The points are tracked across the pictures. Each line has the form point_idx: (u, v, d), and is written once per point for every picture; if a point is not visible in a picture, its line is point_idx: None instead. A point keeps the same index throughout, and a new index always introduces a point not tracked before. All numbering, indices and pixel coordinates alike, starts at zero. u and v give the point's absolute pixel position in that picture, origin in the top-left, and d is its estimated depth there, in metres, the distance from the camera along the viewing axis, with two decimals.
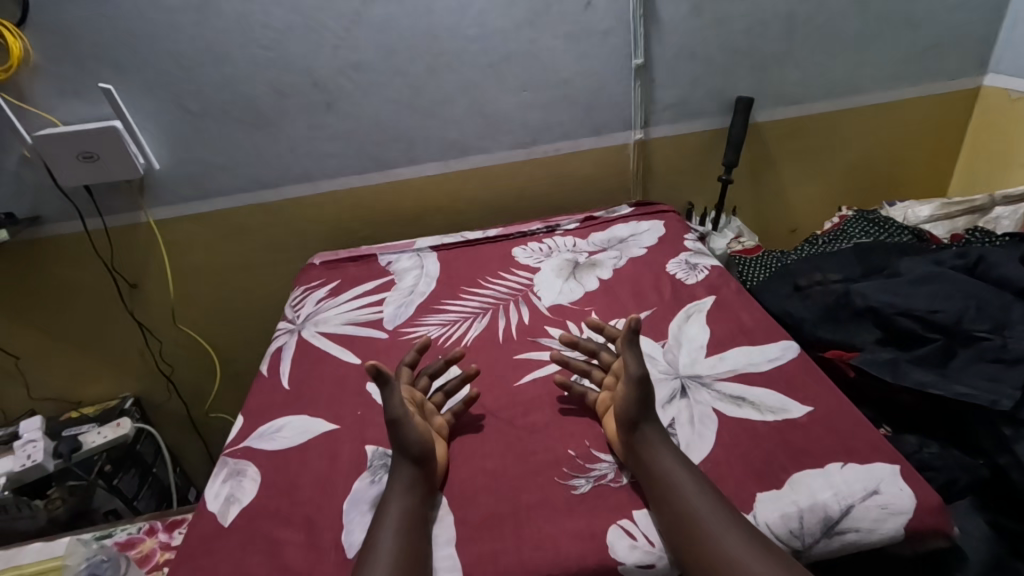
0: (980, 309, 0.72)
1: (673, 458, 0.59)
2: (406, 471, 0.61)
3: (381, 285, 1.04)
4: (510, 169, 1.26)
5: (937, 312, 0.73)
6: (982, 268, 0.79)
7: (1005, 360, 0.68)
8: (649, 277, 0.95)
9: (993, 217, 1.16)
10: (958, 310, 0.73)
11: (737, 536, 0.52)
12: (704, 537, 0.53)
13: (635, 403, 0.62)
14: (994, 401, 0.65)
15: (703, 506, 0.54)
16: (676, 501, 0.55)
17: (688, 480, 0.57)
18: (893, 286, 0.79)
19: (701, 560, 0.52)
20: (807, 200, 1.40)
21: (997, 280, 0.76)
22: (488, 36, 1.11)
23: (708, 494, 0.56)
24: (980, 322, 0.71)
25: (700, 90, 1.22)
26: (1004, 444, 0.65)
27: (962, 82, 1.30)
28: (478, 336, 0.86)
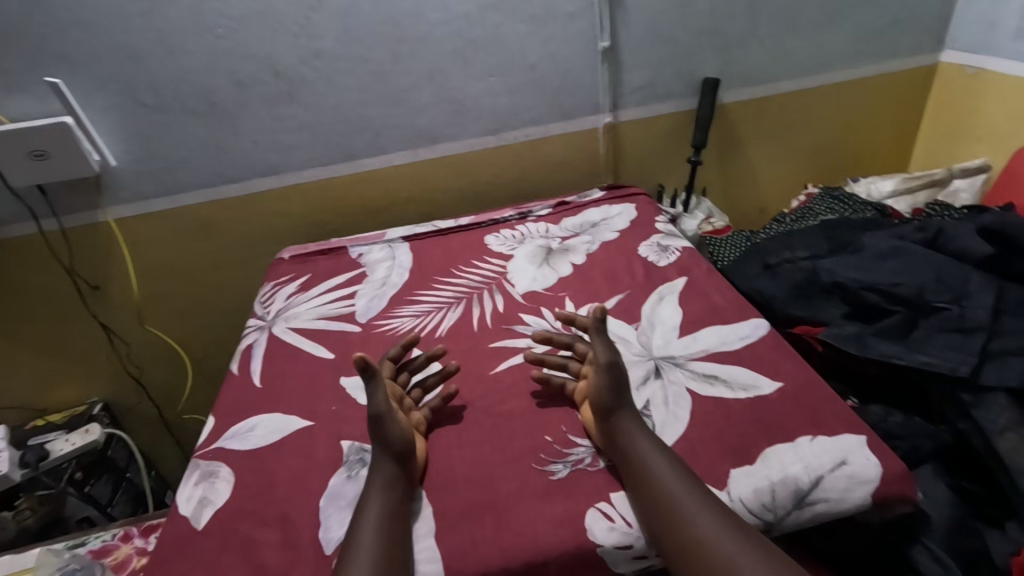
0: (940, 281, 0.74)
1: (650, 442, 0.59)
2: (386, 461, 0.61)
3: (353, 278, 1.02)
4: (480, 156, 1.25)
5: (899, 285, 0.75)
6: (941, 238, 0.80)
7: (963, 329, 0.69)
8: (622, 261, 0.96)
9: (952, 190, 1.21)
10: (919, 283, 0.74)
11: (714, 520, 0.53)
12: (683, 519, 0.53)
13: (611, 387, 0.62)
14: (955, 368, 0.66)
15: (681, 490, 0.55)
16: (654, 487, 0.56)
17: (665, 465, 0.57)
18: (856, 261, 0.81)
19: (681, 543, 0.53)
20: (774, 180, 1.41)
21: (957, 252, 0.77)
22: (452, 21, 1.09)
23: (686, 478, 0.56)
24: (940, 293, 0.73)
25: (667, 71, 1.23)
26: (964, 410, 0.66)
27: (919, 59, 1.32)
28: (453, 326, 0.86)
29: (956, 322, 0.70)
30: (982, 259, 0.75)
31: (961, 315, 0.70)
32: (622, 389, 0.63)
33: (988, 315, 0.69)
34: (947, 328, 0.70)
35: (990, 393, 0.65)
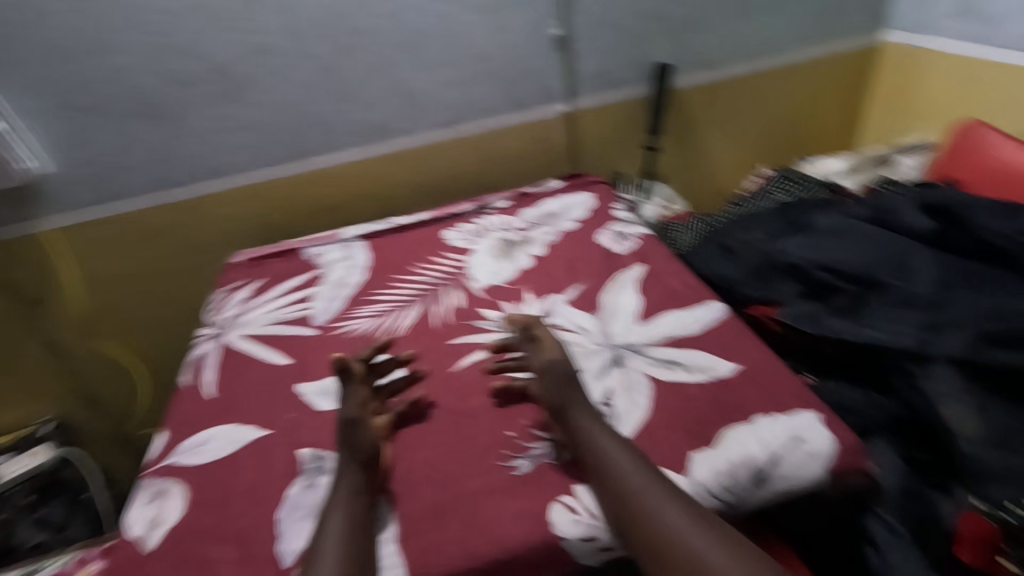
0: (888, 257, 0.76)
1: (611, 439, 0.59)
2: (353, 471, 0.59)
3: (308, 280, 1.00)
4: (436, 150, 1.22)
5: (848, 262, 0.77)
6: (886, 213, 0.82)
7: (909, 302, 0.71)
8: (581, 250, 0.95)
9: (899, 165, 1.24)
10: (868, 260, 0.76)
11: (680, 514, 0.53)
12: (648, 515, 0.53)
13: (551, 397, 0.64)
14: (900, 339, 0.68)
15: (645, 485, 0.55)
16: (618, 484, 0.56)
17: (627, 461, 0.57)
18: (808, 241, 0.83)
19: (649, 541, 0.52)
20: (730, 163, 1.43)
21: (903, 227, 0.79)
22: (399, 11, 1.06)
23: (649, 473, 0.56)
24: (887, 269, 0.75)
25: (620, 58, 1.22)
26: (913, 382, 0.66)
27: (862, 39, 1.35)
28: (412, 325, 0.84)
29: (903, 296, 0.72)
30: (925, 233, 0.77)
31: (908, 288, 0.72)
32: (570, 391, 0.64)
33: (933, 287, 0.70)
34: (894, 302, 0.72)
35: (933, 363, 0.66)
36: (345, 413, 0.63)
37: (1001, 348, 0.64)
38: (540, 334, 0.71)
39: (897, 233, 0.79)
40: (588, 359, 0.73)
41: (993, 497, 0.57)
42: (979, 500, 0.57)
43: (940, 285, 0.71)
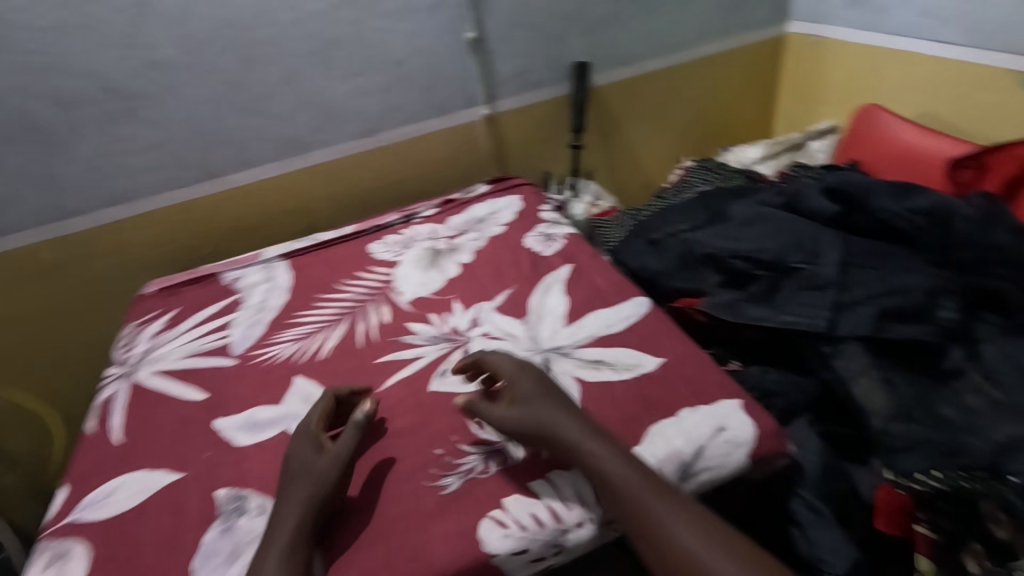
0: (797, 242, 0.77)
1: (607, 455, 0.54)
2: (303, 513, 0.54)
3: (226, 307, 0.95)
4: (357, 161, 1.19)
5: (762, 251, 0.78)
6: (795, 201, 0.84)
7: (819, 285, 0.73)
8: (508, 254, 0.94)
9: (810, 151, 1.30)
10: (778, 247, 0.78)
11: (693, 530, 0.50)
12: (664, 537, 0.50)
13: (528, 425, 0.59)
14: (813, 323, 0.71)
15: (652, 503, 0.52)
16: (625, 504, 0.52)
17: (628, 478, 0.53)
18: (723, 233, 0.84)
19: (668, 565, 0.50)
20: (655, 156, 1.46)
21: (811, 212, 0.82)
22: (304, 20, 1.02)
23: (652, 487, 0.53)
24: (797, 254, 0.76)
25: (537, 59, 1.22)
26: (825, 361, 0.70)
27: (768, 31, 1.40)
28: (337, 346, 0.81)
29: (811, 277, 0.74)
30: (831, 217, 0.80)
31: (817, 270, 0.74)
32: (552, 410, 0.58)
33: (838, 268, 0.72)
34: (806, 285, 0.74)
35: (845, 342, 0.69)
36: (335, 451, 0.59)
37: (905, 323, 0.67)
38: (496, 363, 0.66)
39: (805, 218, 0.82)
40: None
41: (903, 467, 0.60)
42: (888, 471, 0.61)
43: (844, 264, 0.73)
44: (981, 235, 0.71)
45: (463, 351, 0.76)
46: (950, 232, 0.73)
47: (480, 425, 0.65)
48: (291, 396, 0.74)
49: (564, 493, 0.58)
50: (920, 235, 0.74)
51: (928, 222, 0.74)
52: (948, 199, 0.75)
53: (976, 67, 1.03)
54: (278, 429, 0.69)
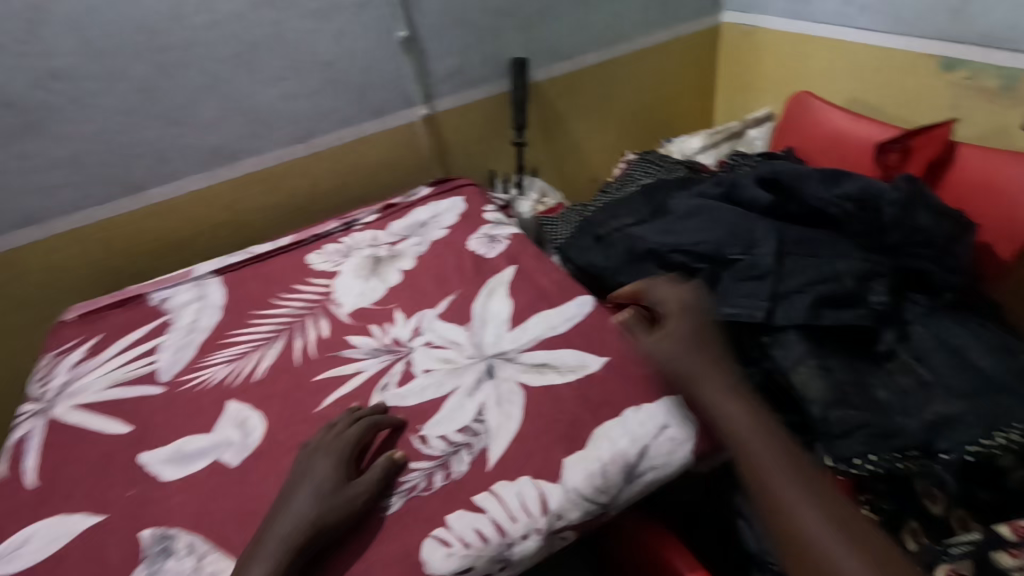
0: (732, 234, 0.78)
1: (741, 415, 0.56)
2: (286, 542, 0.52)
3: (154, 329, 0.89)
4: (292, 168, 1.14)
5: (699, 244, 0.79)
6: (733, 191, 0.84)
7: (754, 274, 0.73)
8: (451, 258, 0.92)
9: (749, 139, 1.32)
10: (715, 239, 0.78)
11: (811, 508, 0.51)
12: (777, 505, 0.52)
13: (685, 371, 0.60)
14: (754, 313, 0.70)
15: (781, 482, 0.52)
16: (750, 465, 0.54)
17: (756, 439, 0.55)
18: (664, 227, 0.84)
19: (782, 533, 0.51)
20: (600, 150, 1.46)
21: (748, 202, 0.82)
22: (222, 22, 0.97)
23: (781, 453, 0.54)
24: (733, 245, 0.77)
25: (473, 56, 1.20)
26: (765, 350, 0.70)
27: (703, 22, 1.42)
28: (272, 365, 0.77)
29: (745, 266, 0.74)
30: (766, 205, 0.80)
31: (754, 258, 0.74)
32: (697, 357, 0.60)
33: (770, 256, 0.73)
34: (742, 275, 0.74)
35: (782, 330, 0.70)
36: (353, 490, 0.56)
37: (838, 309, 0.69)
38: (662, 295, 0.67)
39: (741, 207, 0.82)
40: (460, 376, 0.70)
41: (840, 453, 0.62)
42: (830, 458, 0.62)
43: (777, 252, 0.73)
44: (904, 216, 0.73)
45: (405, 362, 0.74)
46: (877, 216, 0.74)
47: (422, 440, 0.63)
48: (223, 421, 0.70)
49: (509, 505, 0.56)
50: (850, 220, 0.76)
51: (857, 206, 0.75)
52: (876, 182, 0.77)
53: (898, 53, 1.07)
54: (209, 458, 0.65)
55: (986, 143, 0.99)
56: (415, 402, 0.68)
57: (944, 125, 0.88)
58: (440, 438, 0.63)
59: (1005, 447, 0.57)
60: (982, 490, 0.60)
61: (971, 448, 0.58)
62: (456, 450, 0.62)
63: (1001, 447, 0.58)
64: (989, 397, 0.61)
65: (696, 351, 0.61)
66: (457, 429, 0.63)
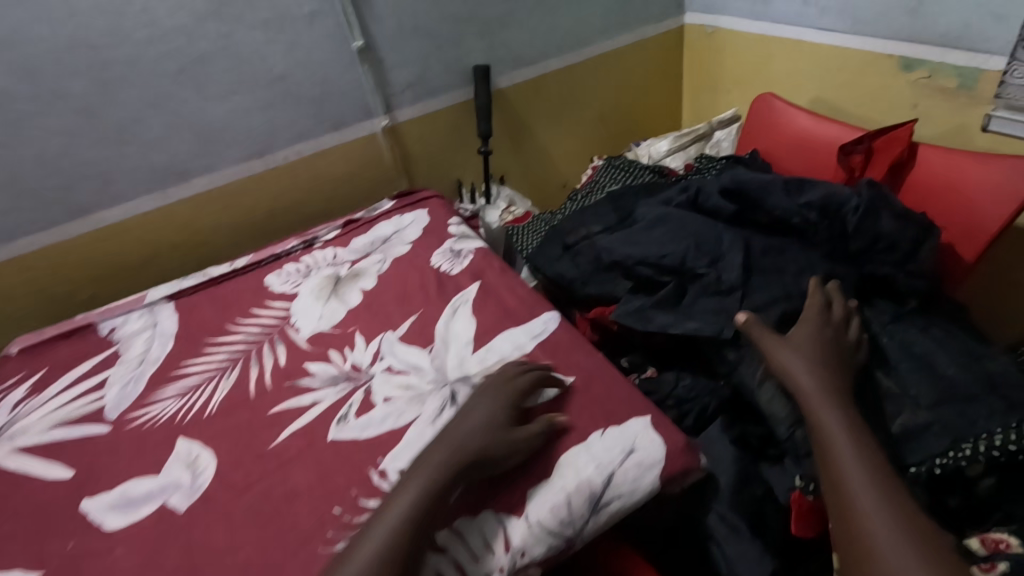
0: (699, 246, 0.76)
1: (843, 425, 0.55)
2: (438, 467, 0.54)
3: (102, 362, 0.85)
4: (249, 184, 1.10)
5: (666, 256, 0.76)
6: (701, 200, 0.82)
7: (722, 289, 0.72)
8: (414, 276, 0.89)
9: (715, 141, 1.32)
10: (681, 251, 0.76)
11: (891, 525, 0.48)
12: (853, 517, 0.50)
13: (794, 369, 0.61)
14: (720, 331, 0.69)
15: (856, 483, 0.51)
16: (834, 475, 0.53)
17: (850, 452, 0.53)
18: (630, 237, 0.81)
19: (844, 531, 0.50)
20: (568, 156, 1.44)
21: (712, 210, 0.81)
22: (165, 37, 0.93)
23: (874, 471, 0.51)
24: (699, 258, 0.75)
25: (433, 64, 1.17)
26: (733, 367, 0.70)
27: (667, 24, 1.41)
28: (226, 398, 0.74)
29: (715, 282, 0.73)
30: (731, 214, 0.79)
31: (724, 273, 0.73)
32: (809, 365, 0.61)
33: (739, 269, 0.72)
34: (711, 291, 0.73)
35: (747, 345, 0.69)
36: (525, 433, 0.58)
37: None
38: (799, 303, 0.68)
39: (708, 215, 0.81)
40: (422, 404, 0.67)
41: (809, 471, 0.58)
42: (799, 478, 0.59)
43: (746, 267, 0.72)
44: (866, 222, 0.73)
45: (364, 390, 0.71)
46: (841, 223, 0.74)
47: (381, 475, 0.60)
48: (172, 462, 0.66)
49: (471, 544, 0.54)
50: (813, 229, 0.75)
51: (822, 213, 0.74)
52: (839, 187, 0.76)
53: (859, 52, 1.06)
54: (156, 502, 0.62)
55: (947, 142, 0.99)
56: (375, 434, 0.65)
57: (906, 125, 0.88)
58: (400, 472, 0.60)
59: (974, 459, 0.56)
60: (952, 498, 0.59)
61: (940, 460, 0.57)
62: None
63: (970, 458, 0.56)
64: (955, 406, 0.59)
65: (811, 360, 0.61)
66: None
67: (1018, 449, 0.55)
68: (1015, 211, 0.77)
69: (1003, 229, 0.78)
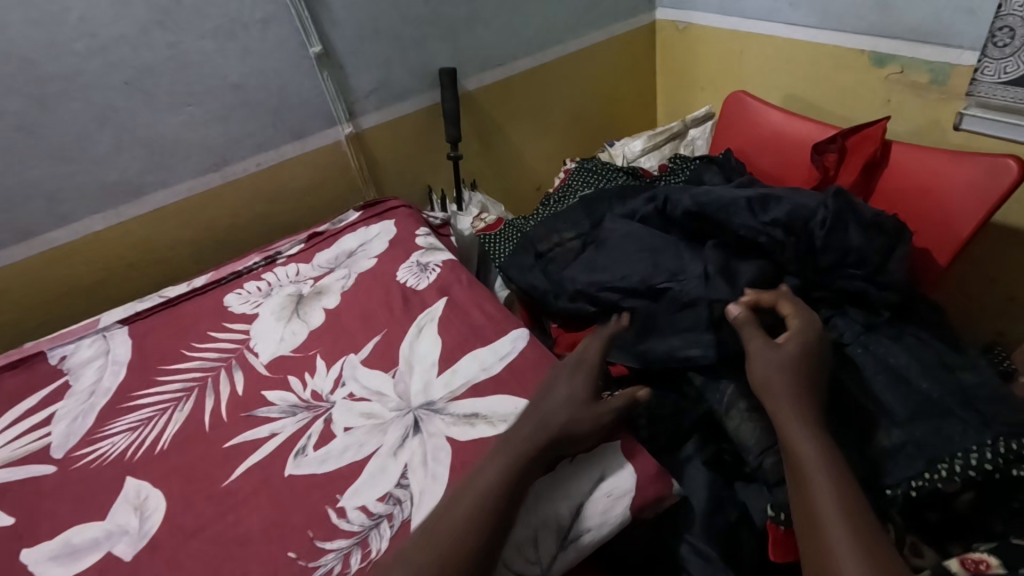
0: (657, 266, 0.74)
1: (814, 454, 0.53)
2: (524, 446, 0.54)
3: (49, 395, 0.80)
4: (207, 198, 1.05)
5: (626, 277, 0.75)
6: (663, 213, 0.79)
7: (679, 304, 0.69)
8: (379, 292, 0.86)
9: (690, 140, 1.29)
10: (641, 271, 0.74)
11: (861, 561, 0.45)
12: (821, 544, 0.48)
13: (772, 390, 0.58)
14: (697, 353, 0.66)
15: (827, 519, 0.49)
16: (806, 500, 0.51)
17: (822, 482, 0.51)
18: (592, 260, 0.80)
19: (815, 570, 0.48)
20: (542, 157, 1.41)
21: (680, 223, 0.79)
22: (107, 48, 0.88)
23: (845, 498, 0.50)
24: (659, 275, 0.73)
25: (397, 68, 1.13)
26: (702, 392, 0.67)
27: (638, 20, 1.38)
28: (179, 432, 0.70)
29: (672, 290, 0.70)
30: (692, 233, 0.78)
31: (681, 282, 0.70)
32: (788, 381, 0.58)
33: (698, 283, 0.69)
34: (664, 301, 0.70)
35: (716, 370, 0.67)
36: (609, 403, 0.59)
37: None
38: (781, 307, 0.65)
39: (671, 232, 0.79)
40: (384, 434, 0.64)
41: (779, 502, 0.58)
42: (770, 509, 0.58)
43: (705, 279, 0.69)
44: (834, 236, 0.69)
45: (324, 419, 0.68)
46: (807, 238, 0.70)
47: (339, 514, 0.57)
48: (119, 505, 0.62)
49: None
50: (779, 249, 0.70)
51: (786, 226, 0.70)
52: (807, 197, 0.71)
53: (830, 48, 1.04)
54: (100, 551, 0.58)
55: (920, 138, 0.98)
56: (334, 468, 0.62)
57: (878, 124, 0.86)
58: (360, 510, 0.57)
59: (950, 479, 0.55)
60: (931, 513, 0.58)
61: (916, 483, 0.56)
62: (376, 523, 0.56)
63: (948, 480, 0.55)
64: (930, 423, 0.59)
65: (788, 378, 0.58)
66: (378, 498, 0.58)
67: (994, 468, 0.54)
68: (990, 211, 0.75)
69: (978, 229, 0.77)
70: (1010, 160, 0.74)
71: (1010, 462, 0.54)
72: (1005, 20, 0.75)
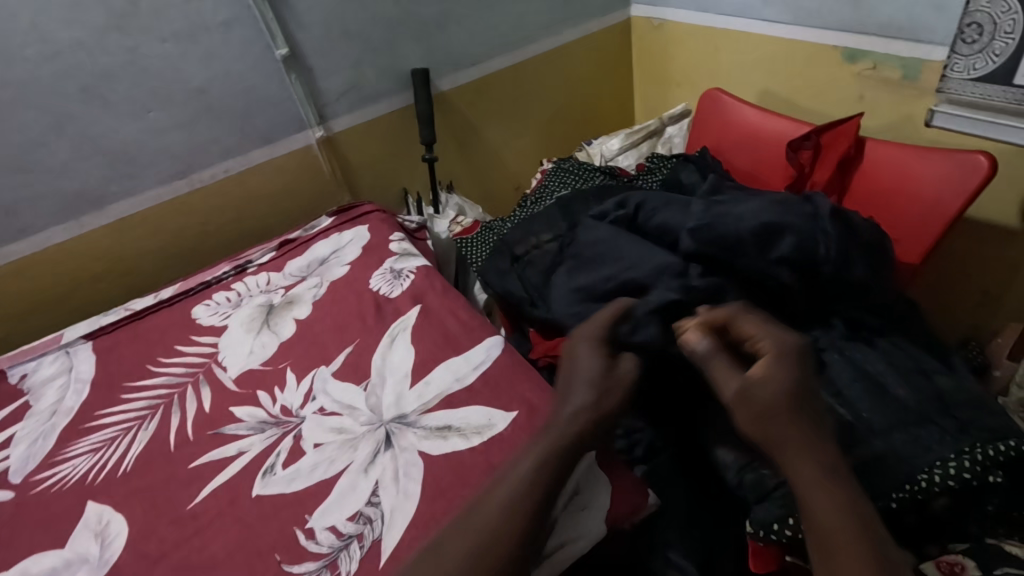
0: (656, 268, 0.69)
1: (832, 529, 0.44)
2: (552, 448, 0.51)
3: (9, 415, 0.77)
4: (174, 206, 1.03)
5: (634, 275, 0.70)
6: (646, 219, 0.76)
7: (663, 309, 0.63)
8: (351, 301, 0.84)
9: (667, 138, 1.28)
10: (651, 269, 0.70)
11: None
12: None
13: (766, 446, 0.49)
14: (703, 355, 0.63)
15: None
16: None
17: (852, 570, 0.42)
18: (578, 280, 0.76)
19: None
20: (520, 157, 1.39)
21: (660, 228, 0.74)
22: (61, 53, 0.85)
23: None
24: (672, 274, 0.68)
25: (368, 70, 1.11)
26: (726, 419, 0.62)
27: (613, 17, 1.36)
28: (142, 452, 0.67)
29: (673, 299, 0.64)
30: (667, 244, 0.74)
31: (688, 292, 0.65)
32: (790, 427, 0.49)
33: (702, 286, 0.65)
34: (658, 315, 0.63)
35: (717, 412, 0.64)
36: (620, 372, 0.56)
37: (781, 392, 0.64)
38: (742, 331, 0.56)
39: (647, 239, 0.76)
40: (355, 450, 0.62)
41: (760, 517, 0.55)
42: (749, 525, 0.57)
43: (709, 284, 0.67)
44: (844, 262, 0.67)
45: (294, 436, 0.66)
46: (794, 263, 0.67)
47: (308, 535, 0.56)
48: (79, 531, 0.60)
49: None
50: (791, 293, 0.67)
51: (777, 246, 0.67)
52: (800, 220, 0.67)
53: (803, 44, 1.04)
54: None
55: (894, 134, 0.98)
56: (303, 486, 0.60)
57: (852, 121, 0.86)
58: (329, 531, 0.56)
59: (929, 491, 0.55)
60: (908, 516, 0.58)
61: (897, 495, 0.56)
62: (346, 544, 0.54)
63: (927, 490, 0.55)
64: (907, 431, 0.58)
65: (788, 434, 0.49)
66: (348, 517, 0.56)
67: (972, 476, 0.55)
68: (963, 206, 0.76)
69: (961, 213, 0.76)
70: (981, 156, 0.74)
71: (987, 469, 0.55)
72: (974, 16, 0.74)
